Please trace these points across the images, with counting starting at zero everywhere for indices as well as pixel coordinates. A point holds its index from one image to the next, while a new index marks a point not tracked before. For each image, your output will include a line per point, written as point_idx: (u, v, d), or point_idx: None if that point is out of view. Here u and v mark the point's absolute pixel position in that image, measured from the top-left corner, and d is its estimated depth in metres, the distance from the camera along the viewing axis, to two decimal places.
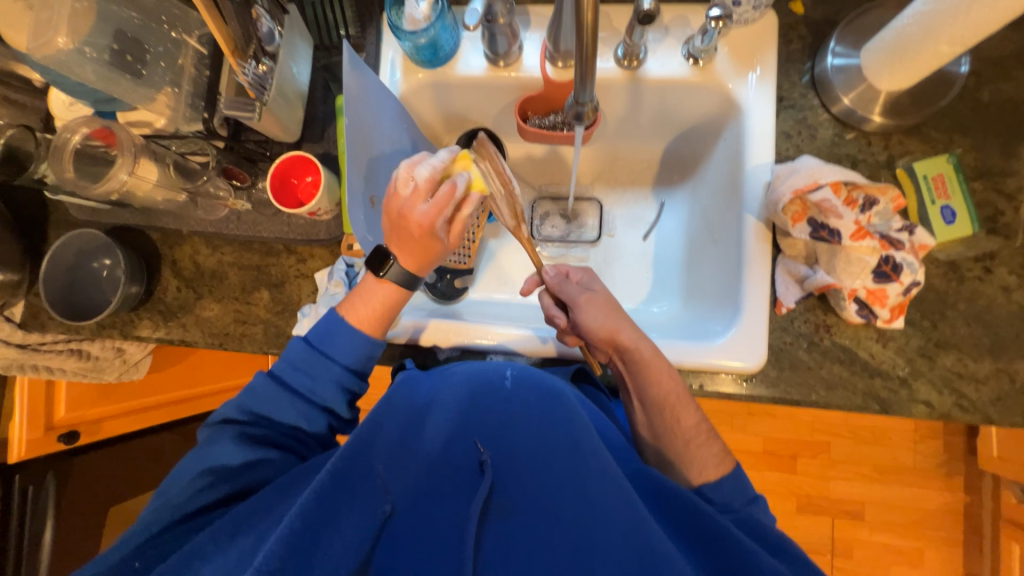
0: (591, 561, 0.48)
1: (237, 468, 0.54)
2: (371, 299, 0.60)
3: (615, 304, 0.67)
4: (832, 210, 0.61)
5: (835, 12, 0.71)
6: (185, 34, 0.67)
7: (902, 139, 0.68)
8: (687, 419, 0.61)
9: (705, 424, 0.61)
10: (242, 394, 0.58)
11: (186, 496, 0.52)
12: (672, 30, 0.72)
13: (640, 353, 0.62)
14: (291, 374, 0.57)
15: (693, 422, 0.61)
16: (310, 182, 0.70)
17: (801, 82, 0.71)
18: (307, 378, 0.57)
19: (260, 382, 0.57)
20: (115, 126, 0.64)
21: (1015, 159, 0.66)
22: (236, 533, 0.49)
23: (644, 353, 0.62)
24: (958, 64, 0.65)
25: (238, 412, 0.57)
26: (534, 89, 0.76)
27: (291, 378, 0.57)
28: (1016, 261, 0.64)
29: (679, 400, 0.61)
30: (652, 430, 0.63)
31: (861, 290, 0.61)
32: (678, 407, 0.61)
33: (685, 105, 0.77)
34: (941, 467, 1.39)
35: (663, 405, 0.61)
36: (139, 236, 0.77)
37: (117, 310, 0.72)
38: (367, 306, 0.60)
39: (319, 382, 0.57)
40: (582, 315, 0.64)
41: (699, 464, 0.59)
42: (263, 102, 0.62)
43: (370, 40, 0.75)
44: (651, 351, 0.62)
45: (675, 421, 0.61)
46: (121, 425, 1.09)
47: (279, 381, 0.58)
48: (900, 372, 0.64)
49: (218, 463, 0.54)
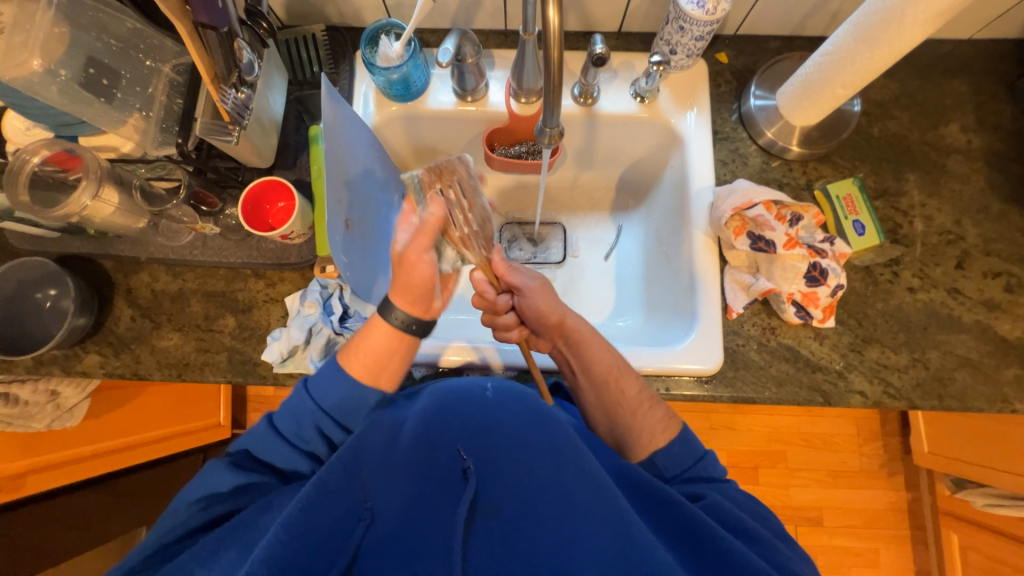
0: (571, 553, 0.49)
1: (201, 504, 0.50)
2: (369, 341, 0.57)
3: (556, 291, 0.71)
4: (766, 223, 0.70)
5: (753, 62, 0.84)
6: (159, 62, 0.68)
7: (816, 165, 0.79)
8: (631, 385, 0.64)
9: (646, 394, 0.64)
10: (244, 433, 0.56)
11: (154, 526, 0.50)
12: (620, 73, 0.82)
13: (582, 333, 0.66)
14: (283, 417, 0.55)
15: (634, 391, 0.64)
16: (281, 207, 0.72)
17: (731, 119, 0.82)
18: (295, 422, 0.55)
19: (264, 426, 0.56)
20: (79, 149, 0.63)
21: (905, 182, 0.78)
22: (214, 553, 0.47)
23: (585, 334, 0.66)
24: (852, 104, 0.78)
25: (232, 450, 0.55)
26: (499, 122, 0.82)
27: (281, 421, 0.55)
28: (917, 266, 0.75)
29: (620, 369, 0.65)
30: (599, 403, 0.65)
31: (797, 294, 0.70)
32: (621, 378, 0.64)
33: (635, 137, 0.85)
34: (884, 467, 1.50)
35: (607, 381, 0.64)
36: (91, 264, 0.73)
37: (61, 343, 0.67)
38: (370, 353, 0.57)
39: (303, 425, 0.55)
40: (529, 302, 0.67)
41: (645, 428, 0.62)
42: (243, 128, 0.64)
43: (343, 76, 0.79)
44: (591, 330, 0.67)
45: (618, 391, 0.64)
46: (48, 481, 0.97)
47: (272, 424, 0.56)
48: (837, 366, 0.72)
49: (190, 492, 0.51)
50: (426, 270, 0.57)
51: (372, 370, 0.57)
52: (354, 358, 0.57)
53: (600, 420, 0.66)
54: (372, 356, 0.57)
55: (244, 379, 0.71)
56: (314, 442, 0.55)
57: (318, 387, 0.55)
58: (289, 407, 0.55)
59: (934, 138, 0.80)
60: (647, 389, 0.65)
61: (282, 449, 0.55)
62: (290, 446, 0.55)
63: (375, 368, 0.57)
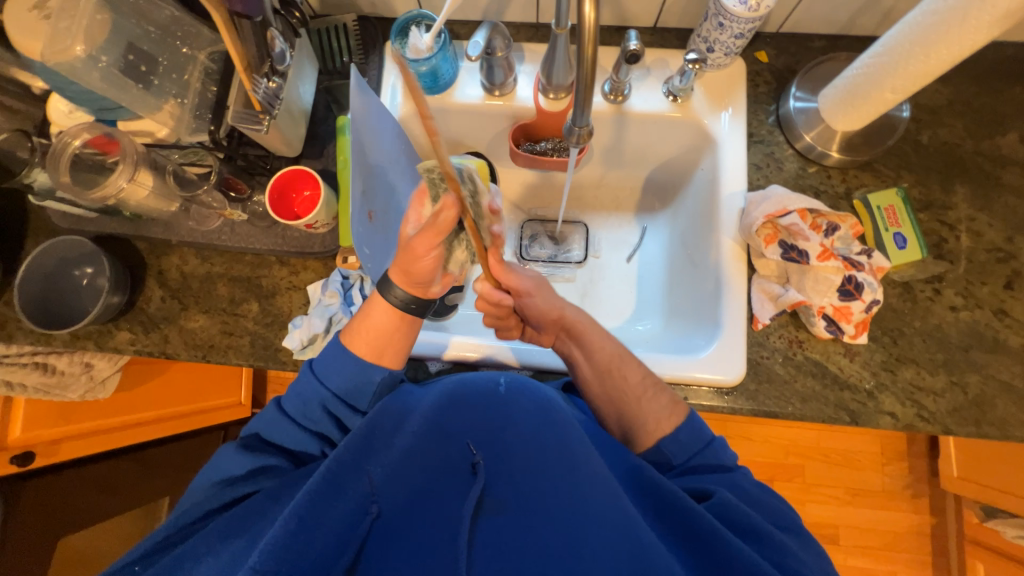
0: (577, 557, 0.48)
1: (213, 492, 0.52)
2: (370, 318, 0.59)
3: (555, 287, 0.72)
4: (800, 232, 0.67)
5: (795, 62, 0.80)
6: (195, 50, 0.69)
7: (857, 173, 0.76)
8: (632, 370, 0.64)
9: (649, 379, 0.63)
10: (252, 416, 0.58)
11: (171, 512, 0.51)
12: (653, 70, 0.79)
13: (581, 324, 0.67)
14: (293, 402, 0.56)
15: (638, 376, 0.63)
16: (308, 196, 0.72)
17: (768, 121, 0.79)
18: (302, 401, 0.56)
19: (274, 410, 0.57)
20: (118, 134, 0.65)
21: (953, 194, 0.74)
22: (228, 539, 0.49)
23: (584, 324, 0.67)
24: (900, 110, 0.74)
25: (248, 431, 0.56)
26: (526, 117, 0.81)
27: (291, 404, 0.56)
28: (961, 284, 0.71)
29: (620, 355, 0.65)
30: (604, 394, 0.64)
31: (828, 308, 0.67)
32: (621, 365, 0.64)
33: (665, 137, 0.83)
34: (908, 488, 1.44)
35: (608, 371, 0.64)
36: (125, 245, 0.76)
37: (95, 319, 0.70)
38: (368, 325, 0.58)
39: (309, 407, 0.56)
40: (531, 297, 0.68)
41: (649, 414, 0.61)
42: (272, 116, 0.64)
43: (373, 66, 0.79)
44: (587, 321, 0.68)
45: (621, 379, 0.63)
46: (78, 449, 1.02)
47: (281, 406, 0.57)
48: (867, 385, 0.69)
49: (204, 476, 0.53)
50: (431, 262, 0.56)
51: (374, 350, 0.58)
52: (355, 336, 0.58)
53: (607, 411, 0.64)
54: (374, 334, 0.58)
55: (265, 363, 0.73)
56: (323, 423, 0.56)
57: (326, 372, 0.57)
58: (300, 389, 0.57)
59: (989, 149, 0.75)
60: (651, 375, 0.64)
61: (294, 433, 0.55)
62: (299, 428, 0.56)
63: (376, 347, 0.58)
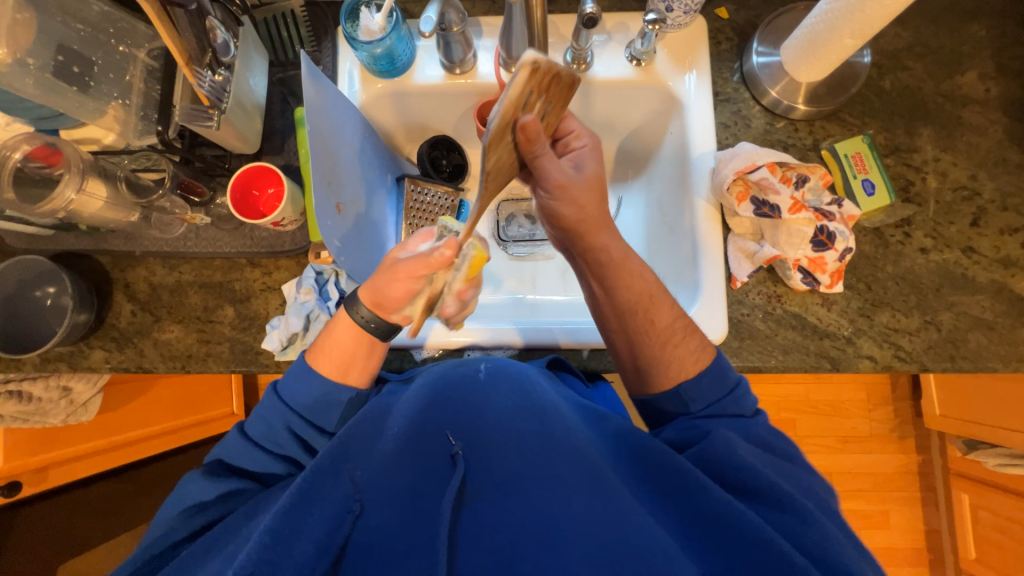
0: (559, 535, 0.48)
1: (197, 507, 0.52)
2: (333, 344, 0.58)
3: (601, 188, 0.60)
4: (771, 186, 0.68)
5: (755, 16, 0.79)
6: (133, 48, 0.66)
7: (823, 124, 0.76)
8: (663, 314, 0.60)
9: (680, 321, 0.60)
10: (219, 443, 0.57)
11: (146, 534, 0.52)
12: (614, 35, 0.78)
13: (611, 255, 0.59)
14: (253, 421, 0.57)
15: (668, 320, 0.60)
16: (272, 193, 0.70)
17: (733, 79, 0.78)
18: (265, 424, 0.56)
19: (273, 396, 0.58)
20: (60, 143, 0.62)
21: (918, 137, 0.75)
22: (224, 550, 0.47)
23: (614, 257, 0.60)
24: (861, 56, 0.74)
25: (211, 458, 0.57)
26: (490, 94, 0.79)
27: (251, 423, 0.57)
28: (929, 225, 0.72)
29: (654, 294, 0.60)
30: (624, 330, 0.61)
31: (803, 260, 0.68)
32: (651, 307, 0.60)
33: (632, 104, 0.82)
34: (894, 431, 1.49)
35: (635, 308, 0.60)
36: (87, 260, 0.73)
37: (63, 340, 0.67)
38: (332, 350, 0.59)
39: (272, 425, 0.56)
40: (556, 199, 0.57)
41: (673, 360, 0.59)
42: (221, 110, 0.62)
43: (326, 54, 0.76)
44: (622, 251, 0.60)
45: (648, 320, 0.59)
46: (66, 473, 1.02)
47: (243, 429, 0.57)
48: (845, 332, 0.70)
49: (184, 494, 0.53)
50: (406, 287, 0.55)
51: (338, 369, 0.58)
52: (320, 356, 0.59)
53: (625, 360, 0.63)
54: (338, 355, 0.58)
55: (247, 368, 0.71)
56: (289, 447, 0.56)
57: (288, 393, 0.57)
58: (262, 410, 0.57)
59: (949, 89, 0.75)
60: (684, 318, 0.61)
61: (260, 458, 0.55)
62: (266, 454, 0.56)
63: (341, 367, 0.58)
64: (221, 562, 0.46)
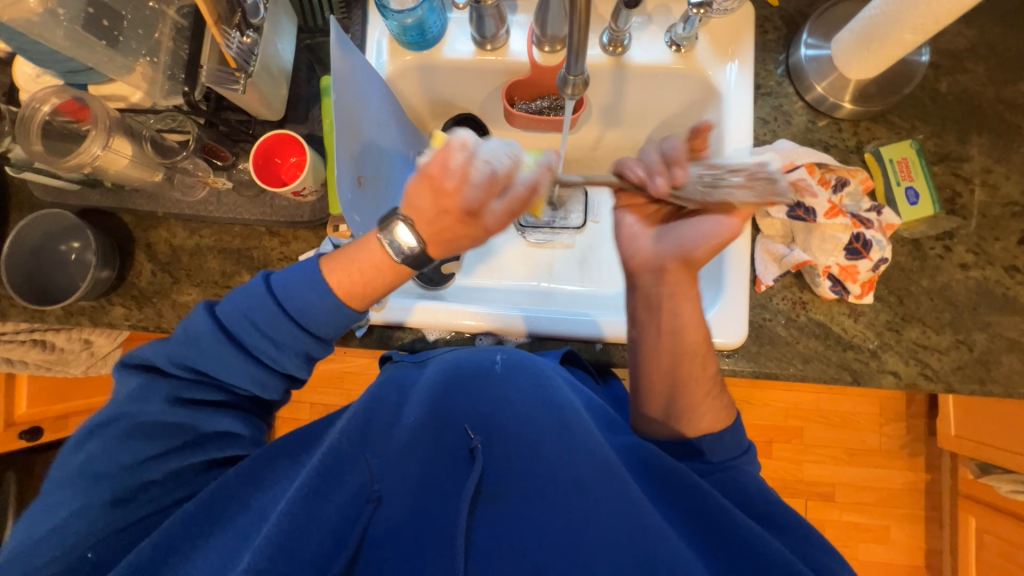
0: (579, 543, 0.47)
1: (161, 432, 0.49)
2: (360, 263, 0.54)
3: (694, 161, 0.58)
4: (808, 188, 0.66)
5: (807, 5, 0.74)
6: (163, 3, 0.65)
7: (869, 125, 0.72)
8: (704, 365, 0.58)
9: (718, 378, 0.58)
10: (181, 343, 0.51)
11: (95, 458, 0.47)
12: (655, 17, 0.74)
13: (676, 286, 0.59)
14: (248, 331, 0.51)
15: (709, 372, 0.58)
16: (294, 163, 0.70)
17: (777, 72, 0.74)
18: (268, 338, 0.51)
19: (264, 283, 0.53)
20: (88, 98, 0.62)
21: (971, 145, 0.70)
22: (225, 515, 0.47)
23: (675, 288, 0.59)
24: (919, 54, 0.69)
25: (147, 360, 0.51)
26: (520, 73, 0.76)
27: (245, 332, 0.51)
28: (973, 241, 0.68)
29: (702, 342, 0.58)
30: (668, 374, 0.57)
31: (834, 267, 0.65)
32: (698, 356, 0.58)
33: (667, 92, 0.78)
34: (905, 448, 1.46)
35: (682, 355, 0.57)
36: (112, 218, 0.73)
37: (86, 295, 0.69)
38: (354, 269, 0.54)
39: (280, 348, 0.52)
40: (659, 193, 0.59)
41: (703, 412, 0.56)
42: (248, 74, 0.61)
43: (356, 21, 0.75)
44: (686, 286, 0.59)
45: (695, 370, 0.57)
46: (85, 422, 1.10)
47: (228, 331, 0.51)
48: (870, 345, 0.68)
49: (161, 429, 0.50)
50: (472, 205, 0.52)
51: (351, 288, 0.54)
52: (339, 270, 0.53)
53: (657, 379, 0.58)
54: (358, 277, 0.54)
55: None
56: (288, 365, 0.53)
57: (298, 308, 0.52)
58: (249, 301, 0.52)
59: (1011, 96, 0.70)
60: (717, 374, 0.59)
61: (248, 370, 0.52)
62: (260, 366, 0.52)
63: (357, 290, 0.54)
64: (231, 540, 0.46)
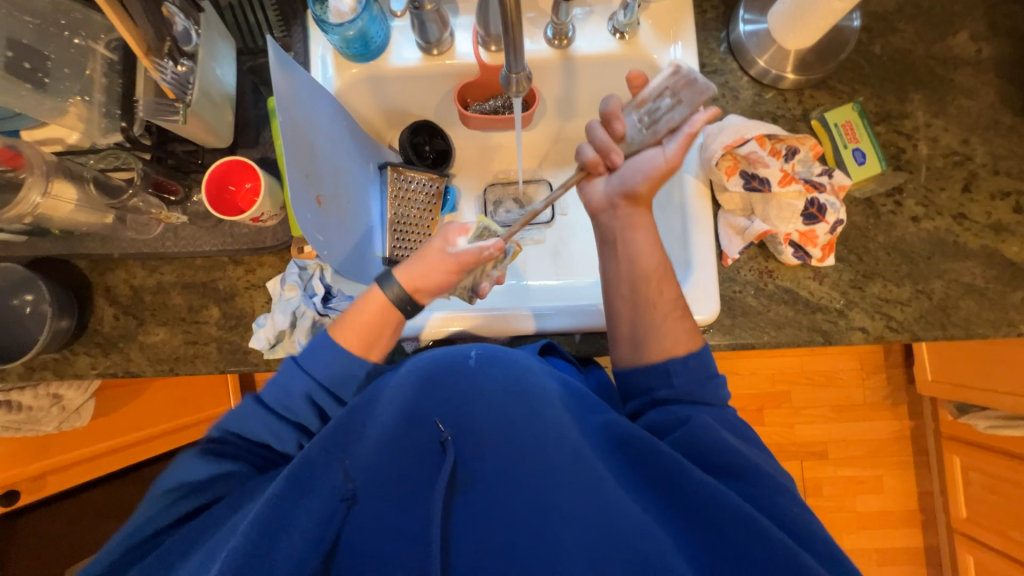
0: (545, 520, 0.50)
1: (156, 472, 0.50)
2: (364, 312, 0.60)
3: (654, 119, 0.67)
4: (760, 159, 0.67)
5: None
6: (90, 40, 0.64)
7: (812, 93, 0.74)
8: (667, 289, 0.62)
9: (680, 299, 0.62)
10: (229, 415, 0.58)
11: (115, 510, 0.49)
12: (596, 7, 0.75)
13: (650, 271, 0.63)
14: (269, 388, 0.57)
15: (671, 294, 0.62)
16: (250, 188, 0.68)
17: (720, 49, 0.76)
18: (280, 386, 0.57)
19: None
20: (20, 144, 0.61)
21: (909, 102, 0.73)
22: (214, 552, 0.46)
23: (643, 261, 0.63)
24: (850, 19, 0.72)
25: None
26: (470, 75, 0.77)
27: (269, 392, 0.57)
28: (920, 193, 0.71)
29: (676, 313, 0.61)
30: (630, 313, 0.62)
31: (794, 234, 0.67)
32: (659, 281, 0.62)
33: (617, 79, 0.79)
34: (888, 398, 1.51)
35: (649, 302, 0.61)
36: (66, 267, 0.71)
37: (46, 347, 0.66)
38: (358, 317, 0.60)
39: (290, 395, 0.57)
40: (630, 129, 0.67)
41: (669, 330, 0.60)
42: (187, 103, 0.60)
43: (296, 38, 0.73)
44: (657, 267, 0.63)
45: (656, 294, 0.62)
46: (65, 479, 1.06)
47: (259, 400, 0.57)
48: (837, 305, 0.70)
49: None
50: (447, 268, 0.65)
51: (364, 343, 0.60)
52: (346, 330, 0.59)
53: (623, 316, 0.63)
54: (363, 326, 0.59)
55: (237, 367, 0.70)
56: (302, 414, 0.57)
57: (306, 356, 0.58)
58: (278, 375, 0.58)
59: (941, 51, 0.73)
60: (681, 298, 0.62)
61: (269, 420, 0.56)
62: (278, 417, 0.57)
63: (366, 342, 0.60)
64: (204, 554, 0.47)
